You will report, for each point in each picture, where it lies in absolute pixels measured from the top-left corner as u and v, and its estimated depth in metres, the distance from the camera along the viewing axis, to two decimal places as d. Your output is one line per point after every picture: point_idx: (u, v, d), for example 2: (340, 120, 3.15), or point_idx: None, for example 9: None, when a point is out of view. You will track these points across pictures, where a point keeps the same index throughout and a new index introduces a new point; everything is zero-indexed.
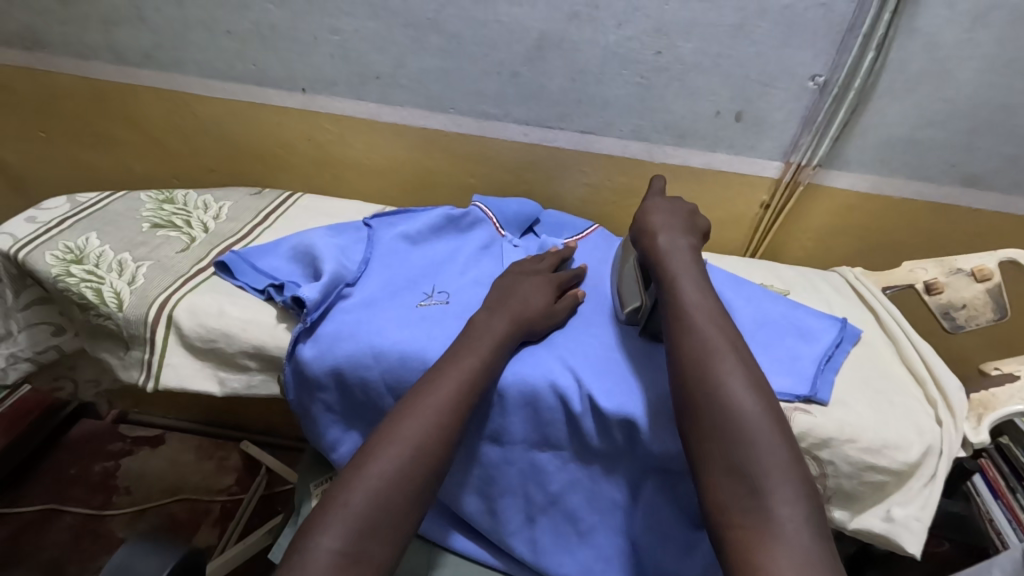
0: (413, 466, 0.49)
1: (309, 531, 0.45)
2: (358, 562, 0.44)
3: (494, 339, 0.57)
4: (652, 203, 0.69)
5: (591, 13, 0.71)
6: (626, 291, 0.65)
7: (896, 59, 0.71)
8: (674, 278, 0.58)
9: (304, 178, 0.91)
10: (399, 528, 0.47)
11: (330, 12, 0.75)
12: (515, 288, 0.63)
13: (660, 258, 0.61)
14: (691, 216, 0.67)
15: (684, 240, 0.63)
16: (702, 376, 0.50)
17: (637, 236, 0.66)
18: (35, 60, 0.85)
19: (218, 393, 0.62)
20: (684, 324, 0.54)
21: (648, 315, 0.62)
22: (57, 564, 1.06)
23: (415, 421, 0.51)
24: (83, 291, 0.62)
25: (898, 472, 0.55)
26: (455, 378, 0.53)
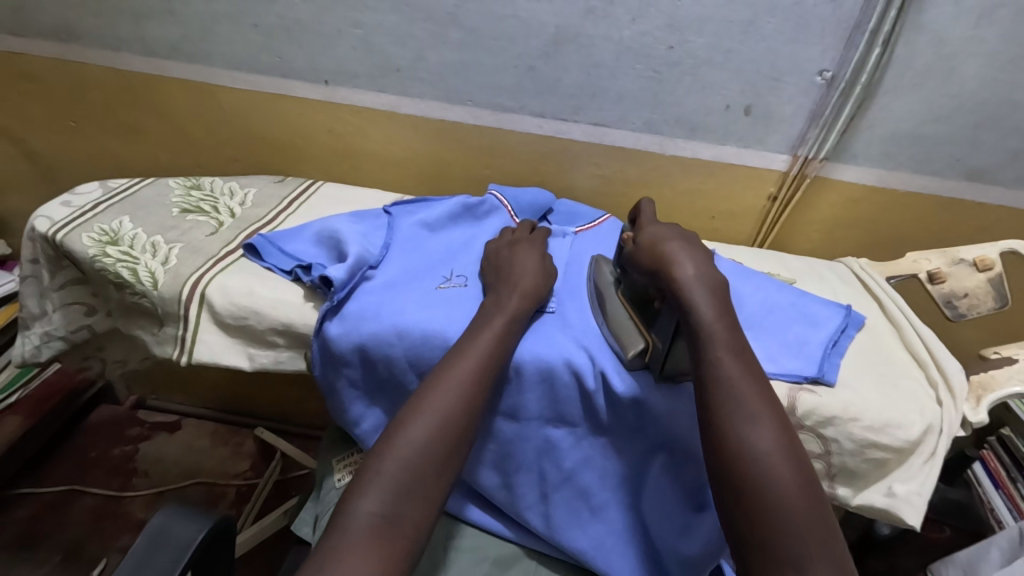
0: (443, 433, 0.52)
1: (349, 496, 0.48)
2: (395, 522, 0.47)
3: (510, 313, 0.59)
4: (650, 230, 0.61)
5: (606, 9, 0.73)
6: (625, 332, 0.59)
7: (903, 55, 0.73)
8: (706, 325, 0.52)
9: (323, 168, 0.94)
10: (433, 493, 0.50)
11: (354, 7, 0.77)
12: (511, 260, 0.65)
13: (687, 298, 0.54)
14: (695, 238, 0.61)
15: (706, 270, 0.57)
16: (749, 464, 0.45)
17: (646, 267, 0.59)
18: (67, 51, 0.88)
19: (247, 367, 0.65)
20: (725, 392, 0.49)
21: (662, 357, 0.57)
22: (79, 543, 1.09)
23: (443, 391, 0.53)
24: (119, 270, 0.65)
25: (900, 450, 0.58)
26: (477, 351, 0.55)
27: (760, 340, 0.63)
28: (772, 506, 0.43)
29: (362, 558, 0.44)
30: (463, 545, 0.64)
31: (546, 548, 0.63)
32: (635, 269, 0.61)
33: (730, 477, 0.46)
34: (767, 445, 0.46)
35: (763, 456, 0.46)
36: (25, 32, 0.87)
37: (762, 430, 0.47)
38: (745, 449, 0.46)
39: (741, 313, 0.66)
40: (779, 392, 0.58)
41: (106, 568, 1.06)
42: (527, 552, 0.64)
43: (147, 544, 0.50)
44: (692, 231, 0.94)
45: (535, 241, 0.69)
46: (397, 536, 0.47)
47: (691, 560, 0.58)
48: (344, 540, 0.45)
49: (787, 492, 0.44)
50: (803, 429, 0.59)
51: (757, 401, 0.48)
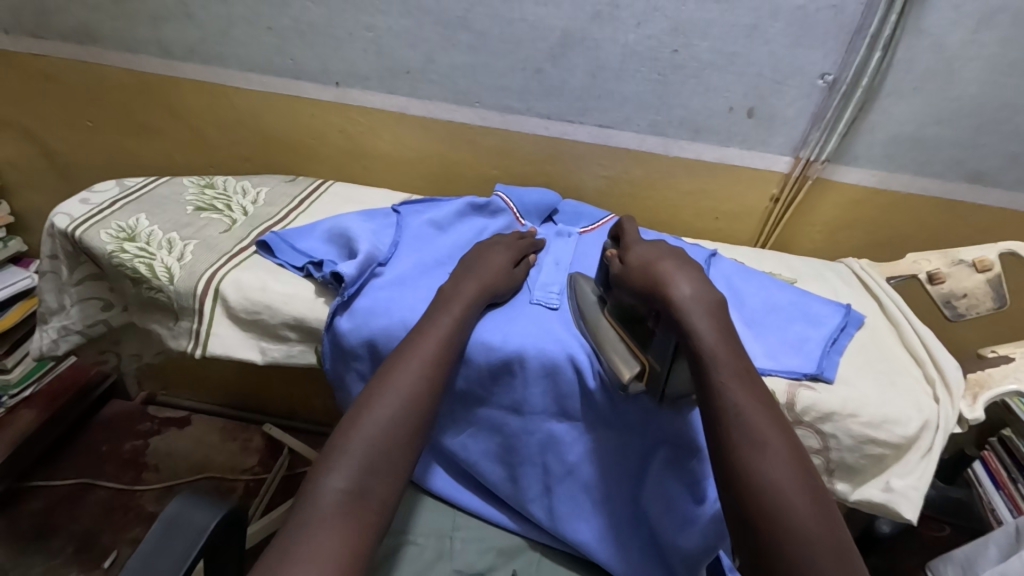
0: (405, 413, 0.54)
1: (315, 475, 0.49)
2: (362, 497, 0.49)
3: (466, 299, 0.62)
4: (640, 249, 0.62)
5: (612, 12, 0.75)
6: (618, 353, 0.58)
7: (904, 58, 0.74)
8: (707, 346, 0.52)
9: (332, 169, 0.96)
10: (398, 470, 0.52)
11: (366, 10, 0.79)
12: (478, 258, 0.68)
13: (685, 320, 0.54)
14: (683, 254, 0.62)
15: (703, 290, 0.57)
16: (766, 500, 0.44)
17: (636, 288, 0.60)
18: (86, 52, 0.90)
19: (259, 361, 0.67)
20: (735, 421, 0.48)
21: (662, 379, 0.57)
22: (91, 535, 1.11)
23: (405, 372, 0.56)
24: (137, 266, 0.67)
25: (897, 446, 0.59)
26: (435, 334, 0.58)
27: (760, 338, 0.65)
28: (792, 542, 0.42)
29: (331, 530, 0.46)
30: (466, 536, 0.65)
31: (549, 541, 0.65)
32: (624, 290, 0.61)
33: (749, 513, 0.45)
34: (781, 477, 0.45)
35: (781, 491, 0.44)
36: (46, 34, 0.89)
37: (774, 461, 0.46)
38: (764, 489, 0.45)
39: (743, 312, 0.67)
40: (778, 389, 0.59)
41: (117, 559, 1.08)
42: (530, 544, 0.65)
43: (161, 531, 0.52)
44: (696, 231, 0.95)
45: (526, 245, 0.71)
46: (364, 510, 0.48)
47: (691, 556, 0.58)
48: (312, 513, 0.47)
49: (807, 526, 0.43)
50: (802, 425, 0.60)
51: (768, 429, 0.48)
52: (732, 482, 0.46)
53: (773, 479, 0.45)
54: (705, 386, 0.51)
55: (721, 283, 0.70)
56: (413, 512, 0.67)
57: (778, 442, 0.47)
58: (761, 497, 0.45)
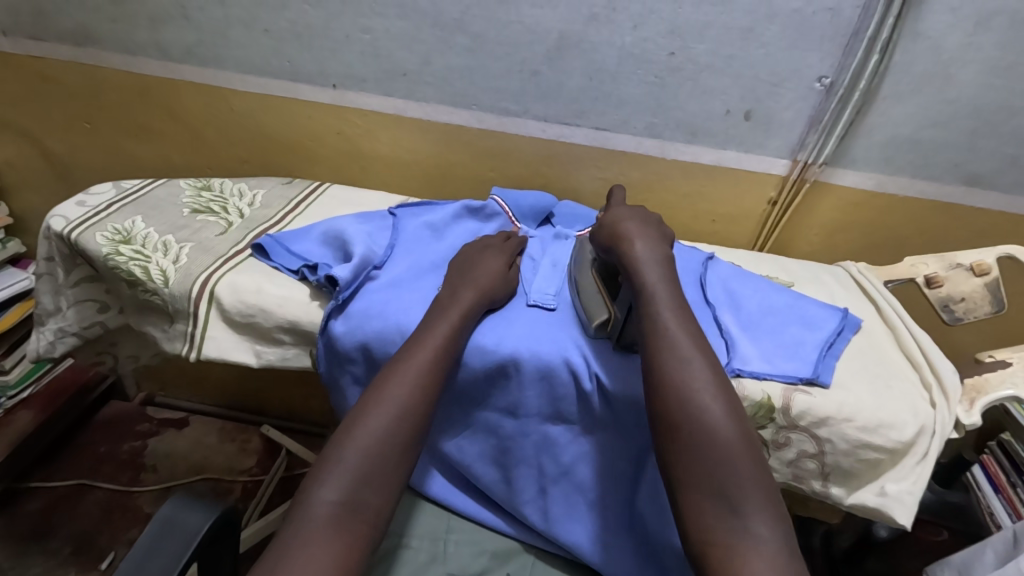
0: (399, 424, 0.54)
1: (308, 488, 0.49)
2: (355, 508, 0.49)
3: (462, 308, 0.62)
4: (617, 211, 0.68)
5: (609, 15, 0.75)
6: (591, 303, 0.63)
7: (901, 61, 0.74)
8: (649, 287, 0.58)
9: (329, 171, 0.96)
10: (393, 480, 0.52)
11: (362, 12, 0.80)
12: (474, 262, 0.68)
13: (635, 270, 0.60)
14: (655, 219, 0.67)
15: (657, 248, 0.62)
16: (681, 397, 0.51)
17: (604, 245, 0.65)
18: (84, 54, 0.90)
19: (254, 364, 0.67)
20: (663, 335, 0.54)
21: (620, 327, 0.61)
22: (88, 536, 1.11)
23: (400, 382, 0.56)
24: (132, 268, 0.67)
25: (892, 451, 0.59)
26: (431, 343, 0.58)
27: (755, 342, 0.64)
28: (704, 439, 0.48)
29: (323, 543, 0.46)
30: (462, 539, 0.65)
31: (544, 543, 0.65)
32: (597, 246, 0.67)
33: (664, 407, 0.51)
34: (701, 389, 0.51)
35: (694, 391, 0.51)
36: (44, 35, 0.89)
37: (693, 368, 0.52)
38: (686, 399, 0.50)
39: (738, 315, 0.67)
40: (773, 393, 0.59)
41: (114, 560, 1.08)
42: (525, 547, 0.65)
43: (155, 532, 0.52)
44: (693, 234, 0.94)
45: (512, 249, 0.71)
46: (357, 522, 0.48)
47: (684, 552, 0.59)
48: (304, 526, 0.47)
49: (721, 430, 0.49)
50: (797, 430, 0.60)
51: (692, 345, 0.54)
52: (657, 393, 0.52)
53: (689, 380, 0.51)
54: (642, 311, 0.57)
55: (717, 286, 0.70)
56: (409, 514, 0.67)
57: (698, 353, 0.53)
58: (676, 394, 0.51)
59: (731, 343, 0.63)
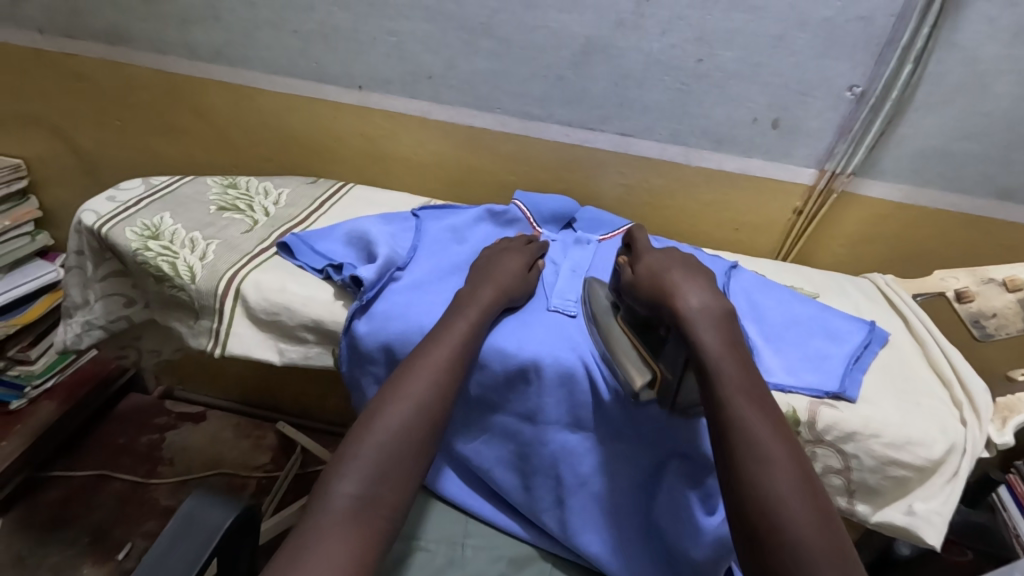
0: (416, 421, 0.54)
1: (326, 481, 0.50)
2: (372, 503, 0.49)
3: (481, 307, 0.62)
4: (651, 259, 0.64)
5: (636, 21, 0.75)
6: (632, 361, 0.58)
7: (934, 72, 0.73)
8: (714, 361, 0.53)
9: (352, 171, 0.96)
10: (409, 478, 0.52)
11: (390, 15, 0.80)
12: (494, 263, 0.67)
13: (692, 331, 0.55)
14: (693, 263, 0.64)
15: (711, 302, 0.58)
16: (768, 509, 0.45)
17: (646, 298, 0.61)
18: (116, 53, 0.92)
19: (277, 362, 0.68)
20: (741, 434, 0.48)
21: (673, 388, 0.57)
22: (105, 526, 1.12)
23: (417, 380, 0.56)
24: (160, 264, 0.68)
25: (921, 468, 0.58)
26: (448, 342, 0.58)
27: (781, 354, 0.64)
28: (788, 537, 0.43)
29: (341, 537, 0.46)
30: (478, 544, 0.64)
31: (560, 551, 0.64)
32: (637, 301, 0.62)
33: (753, 520, 0.45)
34: (783, 483, 0.46)
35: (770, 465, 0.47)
36: (78, 34, 0.91)
37: (777, 473, 0.46)
38: (764, 492, 0.45)
39: (763, 326, 0.66)
40: (800, 405, 0.58)
41: (131, 551, 1.09)
42: (541, 554, 0.65)
43: (178, 527, 0.52)
44: (716, 241, 0.93)
45: (530, 250, 0.71)
46: (374, 516, 0.48)
47: (701, 565, 0.57)
48: (322, 519, 0.47)
49: (805, 525, 0.43)
50: (822, 444, 0.59)
51: (775, 446, 0.48)
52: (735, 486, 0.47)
53: (782, 490, 0.45)
54: (711, 399, 0.51)
55: (741, 297, 0.69)
56: (423, 517, 0.66)
57: (782, 453, 0.47)
58: (766, 508, 0.45)
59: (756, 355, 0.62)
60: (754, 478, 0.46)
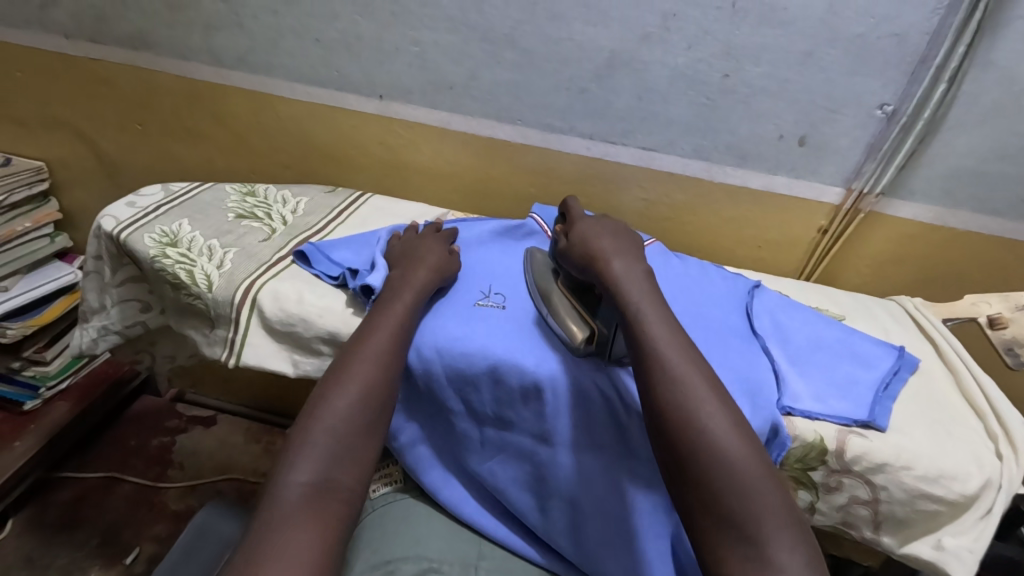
0: (364, 405, 0.53)
1: (277, 474, 0.48)
2: (328, 488, 0.47)
3: (415, 289, 0.63)
4: (583, 226, 0.66)
5: (663, 35, 0.74)
6: (569, 319, 0.63)
7: (969, 91, 0.71)
8: (636, 305, 0.56)
9: (371, 180, 0.96)
10: (363, 459, 0.51)
11: (413, 25, 0.80)
12: (414, 248, 0.69)
13: (620, 288, 0.58)
14: (624, 233, 0.66)
15: (635, 263, 0.61)
16: (691, 430, 0.47)
17: (578, 261, 0.63)
18: (140, 58, 0.92)
19: (292, 373, 0.67)
20: (661, 366, 0.50)
21: (608, 342, 0.60)
22: (115, 529, 1.12)
23: (361, 364, 0.56)
24: (177, 271, 0.67)
25: (953, 504, 0.55)
26: (387, 326, 0.59)
27: (806, 378, 0.62)
28: (712, 458, 0.45)
29: (300, 527, 0.44)
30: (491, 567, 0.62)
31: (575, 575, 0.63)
32: (572, 265, 0.65)
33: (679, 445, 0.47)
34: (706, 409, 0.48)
35: (735, 461, 0.45)
36: (103, 39, 0.92)
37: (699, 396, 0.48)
38: (685, 415, 0.48)
39: (787, 348, 0.65)
40: (829, 435, 0.56)
41: (139, 556, 1.09)
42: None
43: (191, 538, 0.52)
44: (737, 258, 0.91)
45: (443, 236, 0.73)
46: (331, 499, 0.47)
47: None
48: (278, 507, 0.45)
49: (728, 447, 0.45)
50: (850, 474, 0.57)
51: (692, 373, 0.50)
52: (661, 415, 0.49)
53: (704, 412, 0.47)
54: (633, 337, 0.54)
55: (764, 317, 0.68)
56: (436, 535, 0.64)
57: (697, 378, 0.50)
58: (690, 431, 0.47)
59: (781, 379, 0.60)
60: (670, 387, 0.49)
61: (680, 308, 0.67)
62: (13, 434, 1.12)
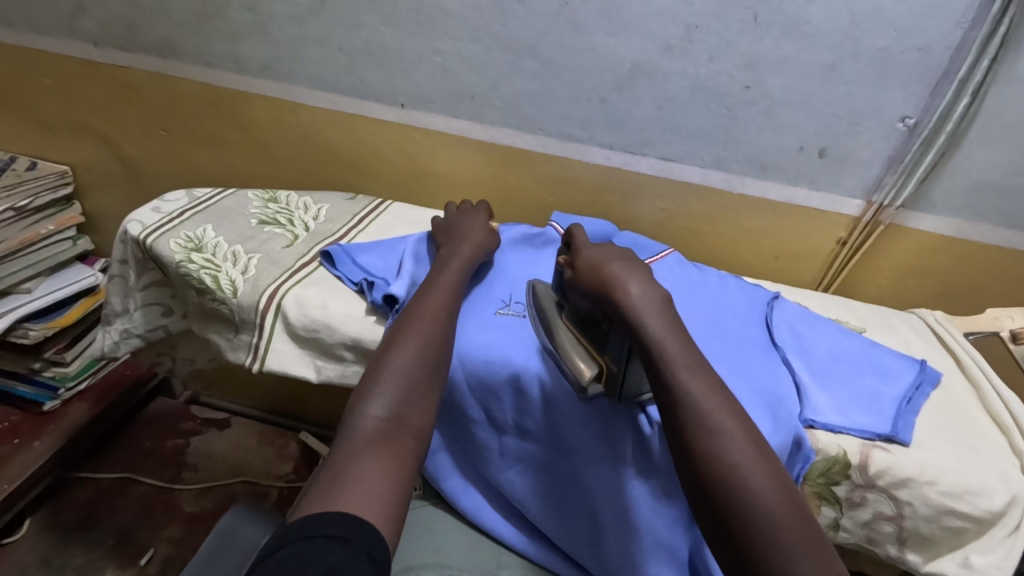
0: (427, 353, 0.56)
1: (357, 407, 0.52)
2: (400, 424, 0.51)
3: (462, 262, 0.67)
4: (590, 252, 0.60)
5: (684, 46, 0.74)
6: (579, 359, 0.59)
7: (993, 105, 0.71)
8: (656, 339, 0.51)
9: (390, 187, 0.97)
10: (431, 400, 0.55)
11: (436, 34, 0.81)
12: (457, 225, 0.74)
13: (637, 319, 0.53)
14: (634, 256, 0.60)
15: (651, 289, 0.55)
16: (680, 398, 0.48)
17: (588, 291, 0.58)
18: (166, 66, 0.94)
19: (314, 379, 0.67)
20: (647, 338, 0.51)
21: (619, 382, 0.58)
22: (130, 530, 1.13)
23: (422, 319, 0.59)
24: (202, 276, 0.68)
25: (979, 520, 0.55)
26: (441, 289, 0.63)
27: (828, 391, 0.62)
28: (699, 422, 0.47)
29: (373, 459, 0.48)
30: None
31: None
32: (580, 295, 0.60)
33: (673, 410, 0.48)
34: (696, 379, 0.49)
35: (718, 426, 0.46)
36: (131, 47, 0.93)
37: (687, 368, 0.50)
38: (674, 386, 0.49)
39: (809, 361, 0.64)
40: (852, 449, 0.56)
41: (153, 557, 1.09)
42: None
43: (218, 542, 0.51)
44: (755, 269, 0.91)
45: (481, 210, 0.77)
46: (403, 435, 0.51)
47: None
48: (357, 439, 0.49)
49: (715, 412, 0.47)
50: (873, 489, 0.57)
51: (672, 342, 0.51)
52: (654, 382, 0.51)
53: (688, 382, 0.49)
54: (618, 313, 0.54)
55: (784, 329, 0.68)
56: (456, 545, 0.65)
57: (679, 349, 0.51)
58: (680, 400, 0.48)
59: (803, 392, 0.60)
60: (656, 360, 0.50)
61: (700, 319, 0.67)
62: (33, 434, 1.14)
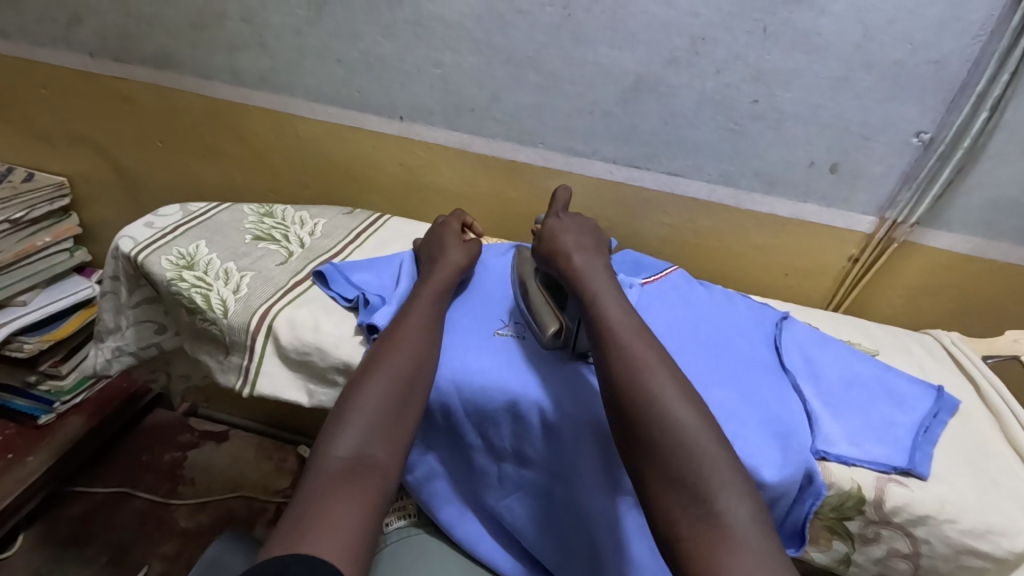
0: (397, 387, 0.55)
1: (322, 447, 0.51)
2: (364, 462, 0.50)
3: (440, 288, 0.66)
4: (553, 223, 0.68)
5: (691, 59, 0.72)
6: (541, 313, 0.63)
7: (1012, 120, 0.68)
8: (594, 296, 0.57)
9: (389, 201, 0.95)
10: (399, 437, 0.53)
11: (436, 46, 0.79)
12: (440, 241, 0.72)
13: (582, 279, 0.60)
14: (593, 232, 0.68)
15: (596, 259, 0.63)
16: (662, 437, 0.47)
17: (546, 255, 0.65)
18: (164, 77, 0.92)
19: (306, 403, 0.65)
20: (629, 373, 0.50)
21: (573, 335, 0.62)
22: (125, 546, 1.11)
23: (395, 351, 0.57)
24: (193, 295, 0.66)
25: (1002, 560, 0.52)
26: (417, 318, 0.61)
27: (840, 418, 0.59)
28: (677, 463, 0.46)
29: (332, 500, 0.46)
30: None
31: None
32: (541, 260, 0.67)
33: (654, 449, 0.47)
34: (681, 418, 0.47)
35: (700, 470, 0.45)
36: (128, 57, 0.92)
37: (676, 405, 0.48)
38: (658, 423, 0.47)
39: (820, 386, 0.62)
40: (866, 484, 0.53)
41: None
42: None
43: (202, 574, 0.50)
44: (763, 286, 0.89)
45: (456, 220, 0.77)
46: (366, 474, 0.49)
47: None
48: (317, 479, 0.48)
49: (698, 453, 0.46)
50: (889, 526, 0.54)
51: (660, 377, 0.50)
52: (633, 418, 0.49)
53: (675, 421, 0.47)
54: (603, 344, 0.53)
55: (794, 352, 0.65)
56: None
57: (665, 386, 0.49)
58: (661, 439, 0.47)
59: (814, 421, 0.57)
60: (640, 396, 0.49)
61: (706, 340, 0.64)
62: (27, 448, 1.12)
